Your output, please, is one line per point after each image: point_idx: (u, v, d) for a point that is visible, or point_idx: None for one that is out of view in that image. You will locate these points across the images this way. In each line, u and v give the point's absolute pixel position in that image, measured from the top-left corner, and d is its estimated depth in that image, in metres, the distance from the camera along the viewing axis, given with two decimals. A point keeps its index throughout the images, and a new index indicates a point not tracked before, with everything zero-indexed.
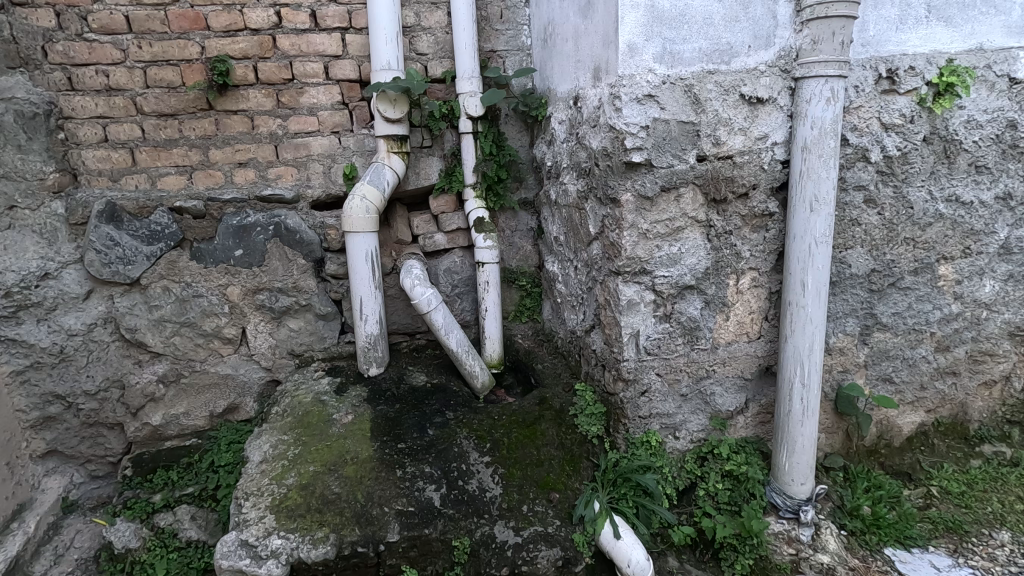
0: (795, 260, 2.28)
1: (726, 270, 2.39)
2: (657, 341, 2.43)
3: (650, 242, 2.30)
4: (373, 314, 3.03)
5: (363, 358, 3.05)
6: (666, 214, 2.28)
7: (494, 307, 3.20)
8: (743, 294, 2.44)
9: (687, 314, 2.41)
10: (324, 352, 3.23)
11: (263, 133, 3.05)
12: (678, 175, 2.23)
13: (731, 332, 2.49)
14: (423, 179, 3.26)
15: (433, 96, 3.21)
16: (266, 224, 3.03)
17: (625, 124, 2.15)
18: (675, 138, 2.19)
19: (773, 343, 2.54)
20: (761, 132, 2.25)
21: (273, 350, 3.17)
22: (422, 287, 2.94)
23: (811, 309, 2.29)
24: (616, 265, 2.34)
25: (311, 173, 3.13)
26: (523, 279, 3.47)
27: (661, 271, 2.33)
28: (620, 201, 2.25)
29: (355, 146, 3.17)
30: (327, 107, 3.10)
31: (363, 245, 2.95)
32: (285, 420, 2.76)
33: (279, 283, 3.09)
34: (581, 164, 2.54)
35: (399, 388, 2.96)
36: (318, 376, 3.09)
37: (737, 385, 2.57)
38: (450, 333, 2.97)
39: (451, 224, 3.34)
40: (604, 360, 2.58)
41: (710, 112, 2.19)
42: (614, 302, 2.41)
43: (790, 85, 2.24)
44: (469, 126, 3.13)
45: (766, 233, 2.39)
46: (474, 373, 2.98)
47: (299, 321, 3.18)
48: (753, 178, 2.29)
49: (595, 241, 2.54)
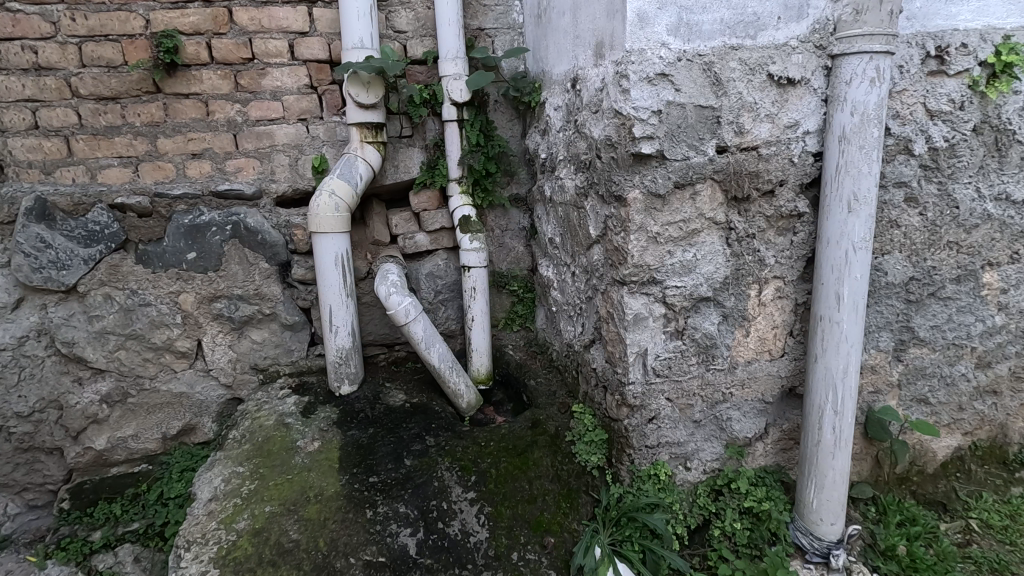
0: (829, 268, 1.97)
1: (748, 279, 2.07)
2: (668, 362, 2.10)
3: (660, 247, 1.97)
4: (345, 326, 2.69)
5: (334, 374, 2.72)
6: (679, 215, 1.95)
7: (482, 316, 2.86)
8: (766, 306, 2.13)
9: (703, 330, 2.09)
10: (292, 366, 2.89)
11: (219, 121, 2.69)
12: (694, 168, 1.90)
13: (752, 349, 2.17)
14: (402, 172, 2.91)
15: (412, 79, 2.85)
16: (222, 224, 2.68)
17: (632, 107, 1.82)
18: (691, 125, 1.86)
19: (799, 362, 2.23)
20: (790, 119, 1.92)
21: (234, 365, 2.83)
22: (399, 295, 2.59)
23: (847, 326, 1.97)
24: (620, 274, 2.02)
25: (276, 165, 2.78)
26: (515, 283, 3.13)
27: (673, 280, 2.01)
28: (626, 200, 1.92)
29: (325, 136, 2.82)
30: (292, 90, 2.74)
31: (332, 247, 2.61)
32: (242, 449, 2.42)
33: (239, 290, 2.74)
34: (580, 155, 2.20)
35: (374, 409, 2.63)
36: (284, 395, 2.74)
37: (757, 409, 2.26)
38: (432, 347, 2.63)
39: (434, 224, 3.00)
40: (606, 381, 2.25)
41: (732, 95, 1.86)
42: (618, 317, 2.09)
43: (825, 64, 1.92)
44: (453, 113, 2.79)
45: (794, 237, 2.07)
46: (459, 392, 2.65)
47: (263, 333, 2.84)
48: (779, 174, 1.97)
49: (596, 245, 2.21)
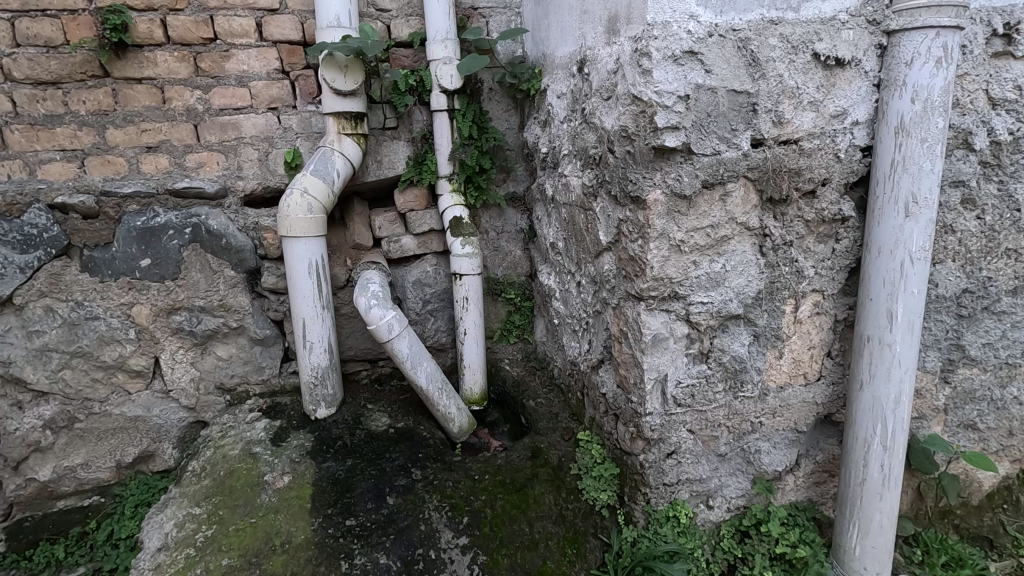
0: (880, 282, 1.69)
1: (783, 293, 1.79)
2: (690, 389, 1.82)
3: (684, 258, 1.68)
4: (320, 341, 2.38)
5: (308, 396, 2.42)
6: (706, 219, 1.66)
7: (475, 329, 2.56)
8: (802, 324, 1.85)
9: (731, 352, 1.81)
10: (263, 385, 2.59)
11: (177, 109, 2.38)
12: (726, 165, 1.61)
13: (785, 373, 1.89)
14: (386, 168, 2.61)
15: (397, 63, 2.54)
16: (180, 226, 2.37)
17: (655, 92, 1.52)
18: (722, 114, 1.57)
19: (837, 387, 1.96)
20: (837, 107, 1.64)
21: (196, 385, 2.52)
22: (380, 308, 2.25)
23: (901, 349, 1.69)
24: (636, 288, 1.73)
25: (243, 160, 2.47)
26: (511, 291, 2.83)
27: (698, 296, 1.72)
28: (645, 202, 1.63)
29: (299, 128, 2.51)
30: (261, 76, 2.43)
31: (304, 253, 2.30)
32: (202, 485, 2.11)
33: (201, 301, 2.43)
34: (588, 149, 1.91)
35: (354, 436, 2.33)
36: (252, 419, 2.44)
37: (788, 439, 1.98)
38: (418, 366, 2.32)
39: (421, 225, 2.69)
40: (617, 409, 1.97)
41: (772, 77, 1.57)
42: (633, 337, 1.80)
43: (879, 42, 1.63)
44: (443, 102, 2.48)
45: (836, 245, 1.79)
46: (450, 416, 2.36)
47: (229, 348, 2.53)
48: (823, 172, 1.70)
49: (606, 252, 1.92)
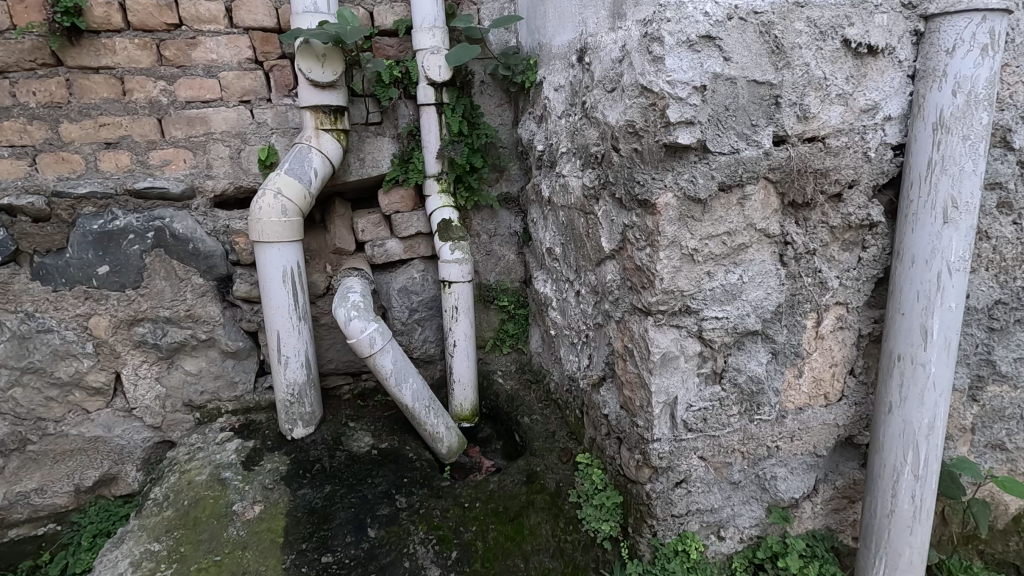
0: (913, 295, 1.52)
1: (805, 307, 1.62)
2: (702, 413, 1.65)
3: (697, 268, 1.51)
4: (297, 355, 2.19)
5: (284, 414, 2.23)
6: (723, 225, 1.48)
7: (466, 340, 2.38)
8: (824, 340, 1.69)
9: (747, 372, 1.64)
10: (236, 402, 2.40)
11: (139, 102, 2.17)
12: (745, 165, 1.43)
13: (805, 393, 1.73)
14: (369, 167, 2.42)
15: (380, 53, 2.34)
16: (142, 230, 2.15)
17: (667, 82, 1.35)
18: (742, 107, 1.40)
19: (859, 407, 1.80)
20: (868, 100, 1.47)
21: (162, 403, 2.32)
22: (361, 320, 2.05)
23: (936, 369, 1.53)
24: (643, 302, 1.56)
25: (213, 158, 2.27)
26: (505, 298, 2.65)
27: (712, 311, 1.55)
28: (654, 206, 1.45)
29: (275, 123, 2.31)
30: (231, 66, 2.23)
31: (277, 260, 2.10)
32: (164, 515, 1.92)
33: (167, 312, 2.22)
34: (589, 147, 1.74)
35: (333, 459, 2.14)
36: (223, 439, 2.24)
37: (806, 464, 1.81)
38: (403, 383, 2.13)
39: (408, 228, 2.50)
40: (621, 432, 1.79)
41: (797, 66, 1.40)
42: (639, 355, 1.62)
43: (915, 28, 1.46)
44: (431, 95, 2.30)
45: (863, 253, 1.62)
46: (438, 436, 2.18)
47: (198, 362, 2.33)
48: (851, 172, 1.53)
49: (609, 260, 1.74)
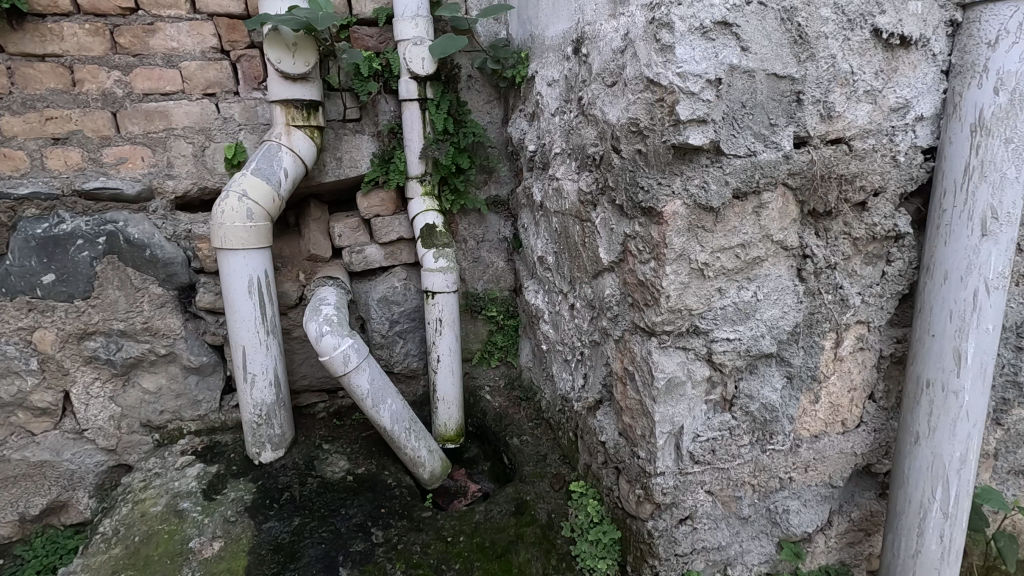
0: (945, 315, 1.37)
1: (824, 327, 1.46)
2: (710, 443, 1.49)
3: (707, 284, 1.35)
4: (264, 373, 1.99)
5: (251, 437, 2.04)
6: (736, 237, 1.32)
7: (451, 355, 2.20)
8: (842, 362, 1.53)
9: (760, 399, 1.48)
10: (199, 422, 2.20)
11: (91, 94, 1.97)
12: (763, 169, 1.27)
13: (821, 420, 1.57)
14: (347, 167, 2.24)
15: (358, 44, 2.15)
16: (92, 235, 1.95)
17: (677, 74, 1.18)
18: (760, 104, 1.24)
19: (879, 434, 1.64)
20: (898, 98, 1.32)
21: (117, 424, 2.11)
22: (334, 336, 1.86)
23: (970, 397, 1.38)
24: (646, 321, 1.40)
25: (174, 155, 2.08)
26: (493, 308, 2.47)
27: (722, 331, 1.39)
28: (659, 214, 1.28)
29: (243, 118, 2.12)
30: (194, 55, 2.04)
31: (242, 269, 1.90)
32: (113, 554, 1.73)
33: (121, 325, 2.03)
34: (586, 147, 1.57)
35: (304, 487, 1.95)
36: (183, 464, 2.05)
37: (821, 496, 1.65)
38: (381, 404, 1.94)
39: (389, 234, 2.32)
40: (620, 462, 1.63)
41: (822, 59, 1.24)
42: (641, 380, 1.45)
43: (950, 18, 1.32)
44: (414, 90, 2.12)
45: (888, 267, 1.47)
46: (419, 460, 2.00)
47: (157, 379, 2.14)
48: (878, 178, 1.37)
49: (607, 272, 1.58)
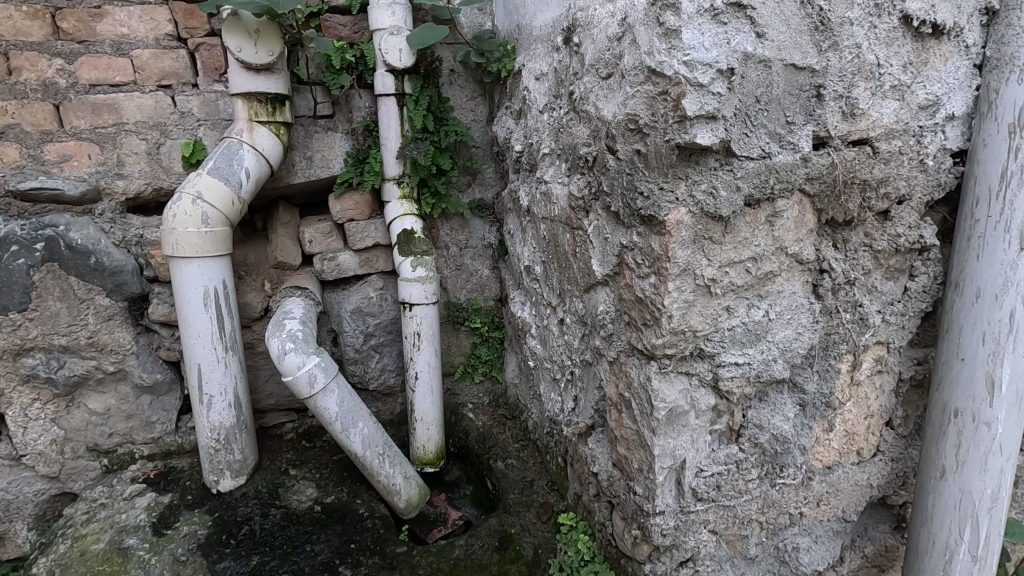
0: (977, 337, 1.23)
1: (842, 349, 1.31)
2: (714, 479, 1.33)
3: (713, 302, 1.19)
4: (222, 394, 1.80)
5: (207, 464, 1.84)
6: (748, 249, 1.17)
7: (430, 372, 2.03)
8: (859, 387, 1.38)
9: (771, 429, 1.33)
10: (153, 445, 2.01)
11: (29, 83, 1.77)
12: (779, 173, 1.12)
13: (835, 450, 1.42)
14: (318, 167, 2.06)
15: (330, 34, 1.97)
16: (28, 241, 1.74)
17: (684, 62, 1.02)
18: (777, 99, 1.09)
19: (897, 464, 1.50)
20: (928, 95, 1.18)
21: (59, 449, 1.91)
22: (299, 354, 1.68)
23: (1004, 428, 1.23)
24: (645, 343, 1.24)
25: (125, 152, 1.89)
26: (477, 319, 2.30)
27: (730, 355, 1.24)
28: (661, 224, 1.13)
29: (203, 113, 1.94)
30: (147, 42, 1.85)
31: (196, 279, 1.72)
32: None
33: (63, 340, 1.83)
34: (578, 147, 1.41)
35: (266, 520, 1.77)
36: (132, 494, 1.86)
37: (834, 532, 1.49)
38: (351, 428, 1.76)
39: (364, 239, 2.14)
40: (614, 497, 1.47)
41: (846, 48, 1.10)
42: (638, 408, 1.30)
43: (985, 5, 1.18)
44: (391, 84, 1.94)
45: (911, 282, 1.33)
46: (394, 489, 1.82)
47: (105, 399, 1.94)
48: (904, 185, 1.23)
49: (601, 286, 1.42)
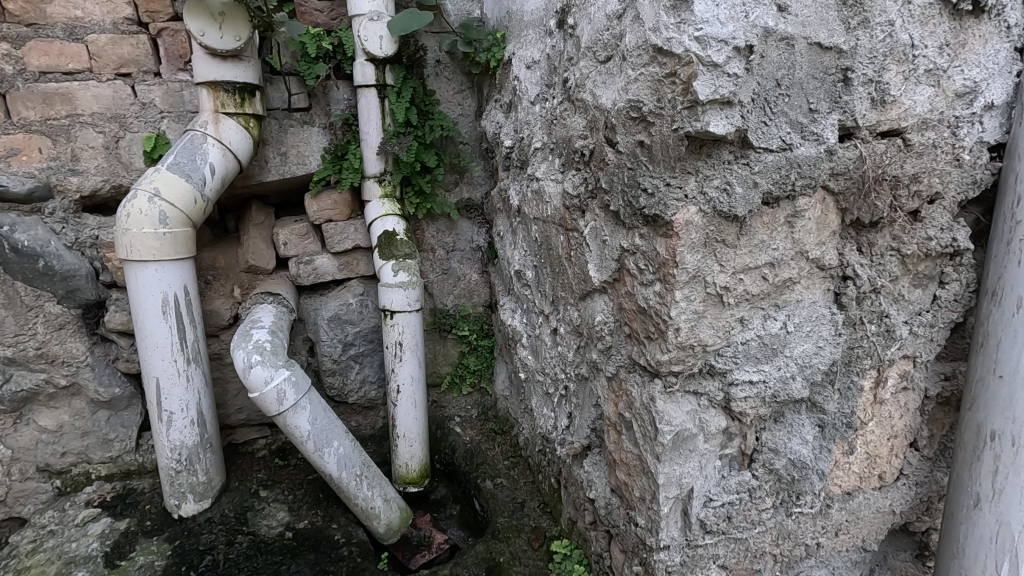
0: (1017, 350, 1.08)
1: (866, 365, 1.18)
2: (725, 509, 1.20)
3: (726, 313, 1.06)
4: (183, 411, 1.64)
5: (168, 487, 1.69)
6: (764, 254, 1.03)
7: (413, 385, 1.88)
8: (883, 406, 1.25)
9: (787, 454, 1.20)
10: (111, 465, 1.85)
11: None
12: (801, 167, 0.99)
13: (856, 474, 1.29)
14: (293, 164, 1.92)
15: (305, 20, 1.82)
16: None
17: (696, 38, 0.89)
18: (799, 83, 0.96)
19: (921, 489, 1.37)
20: (966, 81, 1.05)
21: (6, 470, 1.74)
22: (266, 368, 1.53)
23: None
24: (649, 358, 1.10)
25: (80, 146, 1.73)
26: (465, 327, 2.15)
27: (744, 372, 1.10)
28: (667, 225, 0.99)
29: (166, 104, 1.79)
30: (104, 27, 1.70)
31: (154, 286, 1.56)
32: None
33: (10, 352, 1.68)
34: (572, 140, 1.27)
35: (231, 548, 1.62)
36: (85, 520, 1.70)
37: (854, 564, 1.35)
38: (325, 448, 1.61)
39: (343, 242, 1.99)
40: (613, 526, 1.33)
41: (877, 26, 0.97)
42: (641, 431, 1.16)
43: None
44: (371, 75, 1.80)
45: (940, 290, 1.20)
46: (373, 513, 1.67)
47: (57, 415, 1.78)
48: (936, 182, 1.10)
49: (598, 294, 1.28)
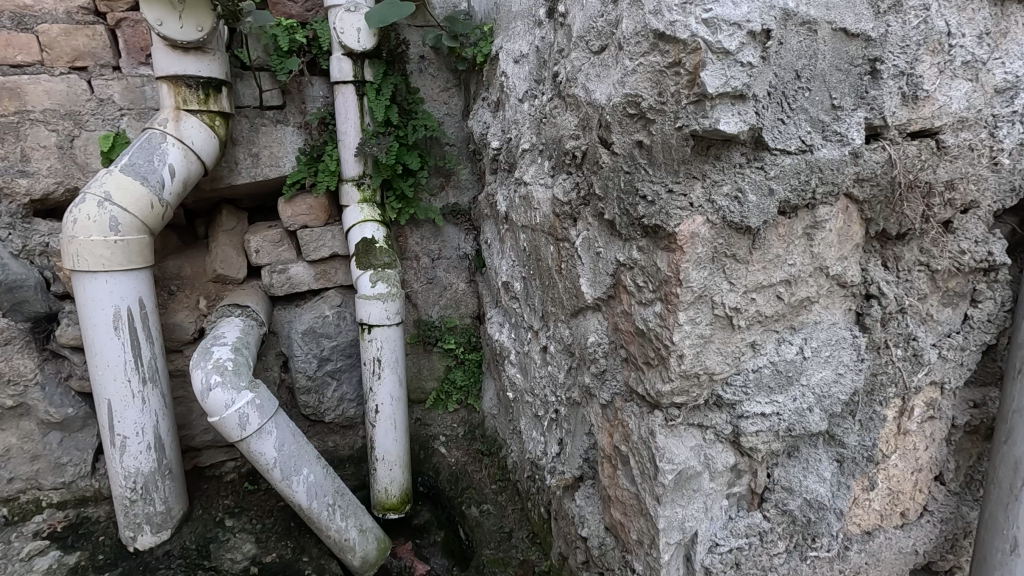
0: None
1: (890, 394, 1.05)
2: (732, 556, 1.06)
3: (736, 337, 0.93)
4: (139, 436, 1.50)
5: (122, 519, 1.55)
6: (779, 270, 0.91)
7: (393, 404, 1.74)
8: (908, 437, 1.13)
9: (803, 494, 1.07)
10: (63, 491, 1.71)
11: None
12: (822, 171, 0.86)
13: (877, 512, 1.16)
14: (265, 166, 1.78)
15: (278, 11, 1.70)
16: None
17: (704, 20, 0.76)
18: (822, 75, 0.84)
19: (948, 527, 1.24)
20: (1006, 76, 0.93)
21: None
22: (227, 390, 1.39)
23: None
24: (649, 388, 0.97)
25: (30, 146, 1.58)
26: (452, 340, 2.02)
27: (756, 404, 0.97)
28: (670, 237, 0.86)
29: (126, 101, 1.65)
30: (56, 17, 1.56)
31: (104, 299, 1.42)
32: None
33: None
34: (563, 140, 1.14)
35: None
36: (31, 554, 1.55)
37: None
38: (292, 476, 1.47)
39: (319, 249, 1.86)
40: (607, 569, 1.20)
41: (910, 11, 0.85)
42: (639, 468, 1.03)
43: None
44: (348, 70, 1.67)
45: (972, 310, 1.08)
46: (346, 546, 1.53)
47: (4, 438, 1.64)
48: (972, 189, 0.98)
49: (591, 312, 1.15)
